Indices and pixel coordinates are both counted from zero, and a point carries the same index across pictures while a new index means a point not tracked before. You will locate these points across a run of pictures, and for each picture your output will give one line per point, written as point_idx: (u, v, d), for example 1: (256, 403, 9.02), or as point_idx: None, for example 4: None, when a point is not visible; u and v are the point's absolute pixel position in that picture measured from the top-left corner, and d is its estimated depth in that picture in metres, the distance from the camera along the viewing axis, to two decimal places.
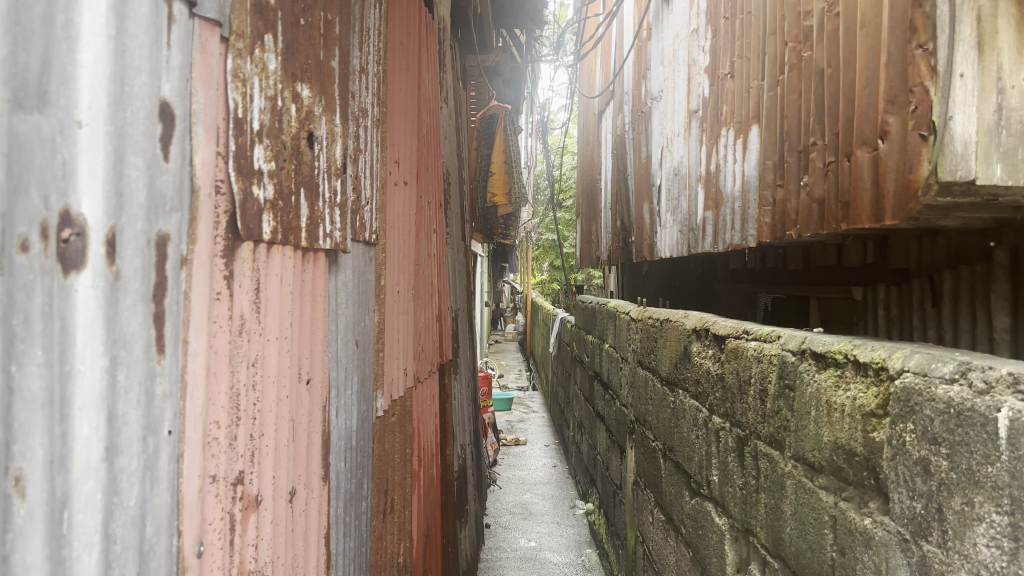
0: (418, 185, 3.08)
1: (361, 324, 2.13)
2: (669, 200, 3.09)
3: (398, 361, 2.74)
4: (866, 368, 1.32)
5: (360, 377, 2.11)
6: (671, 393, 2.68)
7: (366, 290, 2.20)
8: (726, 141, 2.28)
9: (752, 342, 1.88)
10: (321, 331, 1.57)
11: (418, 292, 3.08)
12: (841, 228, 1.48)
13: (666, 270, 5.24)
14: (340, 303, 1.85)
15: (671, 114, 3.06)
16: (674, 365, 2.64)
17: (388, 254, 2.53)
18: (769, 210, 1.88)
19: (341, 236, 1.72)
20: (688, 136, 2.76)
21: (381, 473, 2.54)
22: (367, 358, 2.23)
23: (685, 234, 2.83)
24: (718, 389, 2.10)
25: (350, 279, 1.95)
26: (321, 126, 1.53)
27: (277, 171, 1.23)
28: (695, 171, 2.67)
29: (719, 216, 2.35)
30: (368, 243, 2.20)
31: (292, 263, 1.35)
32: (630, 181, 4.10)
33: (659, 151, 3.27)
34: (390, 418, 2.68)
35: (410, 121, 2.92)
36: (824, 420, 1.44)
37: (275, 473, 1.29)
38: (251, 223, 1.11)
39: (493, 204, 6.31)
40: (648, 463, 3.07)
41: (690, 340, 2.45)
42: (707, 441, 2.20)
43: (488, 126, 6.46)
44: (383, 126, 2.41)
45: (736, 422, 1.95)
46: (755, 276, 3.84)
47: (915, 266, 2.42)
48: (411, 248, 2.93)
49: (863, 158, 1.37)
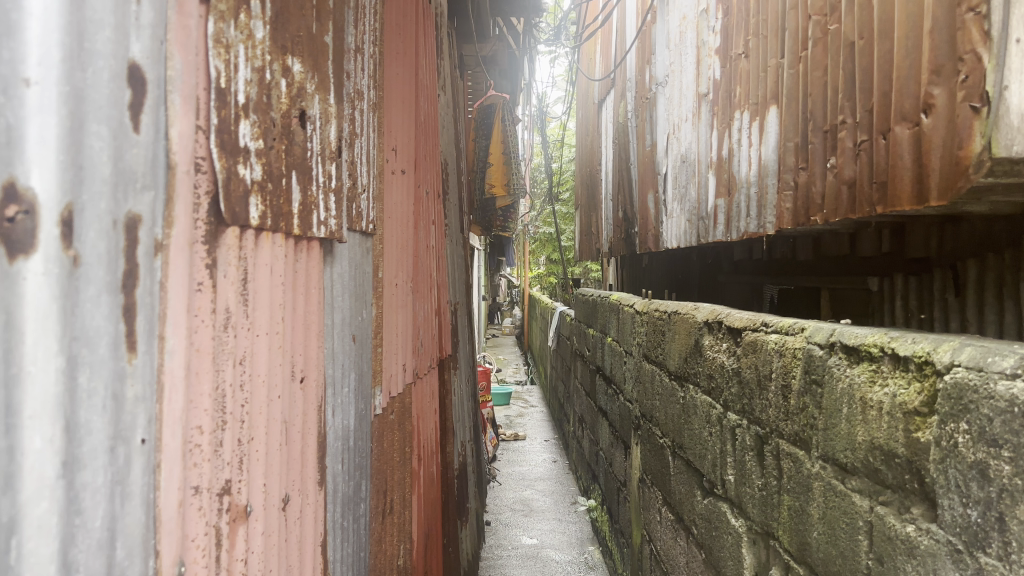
0: (416, 175, 2.98)
1: (358, 320, 2.02)
2: (676, 188, 2.99)
3: (396, 357, 2.64)
4: (908, 363, 1.21)
5: (357, 374, 2.00)
6: (680, 388, 2.58)
7: (363, 283, 2.09)
8: (741, 125, 2.18)
9: (772, 334, 1.78)
10: (315, 326, 1.46)
11: (417, 284, 2.97)
12: (876, 212, 1.38)
13: (668, 262, 5.14)
14: (336, 296, 1.74)
15: (678, 99, 2.95)
16: (684, 360, 2.53)
17: (386, 244, 2.42)
18: (790, 195, 1.77)
19: (337, 224, 1.61)
20: (698, 121, 2.66)
21: (380, 472, 2.44)
22: (365, 355, 2.12)
23: (693, 223, 2.72)
24: (733, 384, 2.00)
25: (346, 270, 1.84)
26: (315, 105, 1.42)
27: (266, 151, 1.12)
28: (704, 157, 2.56)
29: (732, 203, 2.25)
30: (365, 232, 2.09)
31: (283, 252, 1.24)
32: (633, 171, 3.99)
33: (665, 138, 3.17)
34: (389, 415, 2.57)
35: (408, 108, 2.81)
36: (858, 419, 1.34)
37: (266, 480, 1.19)
38: (237, 206, 1.00)
39: (491, 196, 6.20)
40: (655, 461, 2.97)
41: (701, 333, 2.35)
42: (721, 438, 2.10)
43: (486, 116, 6.33)
44: (380, 110, 2.30)
45: (754, 420, 1.85)
46: (762, 267, 3.75)
47: (935, 254, 2.33)
48: (409, 239, 2.83)
49: (903, 135, 1.27)
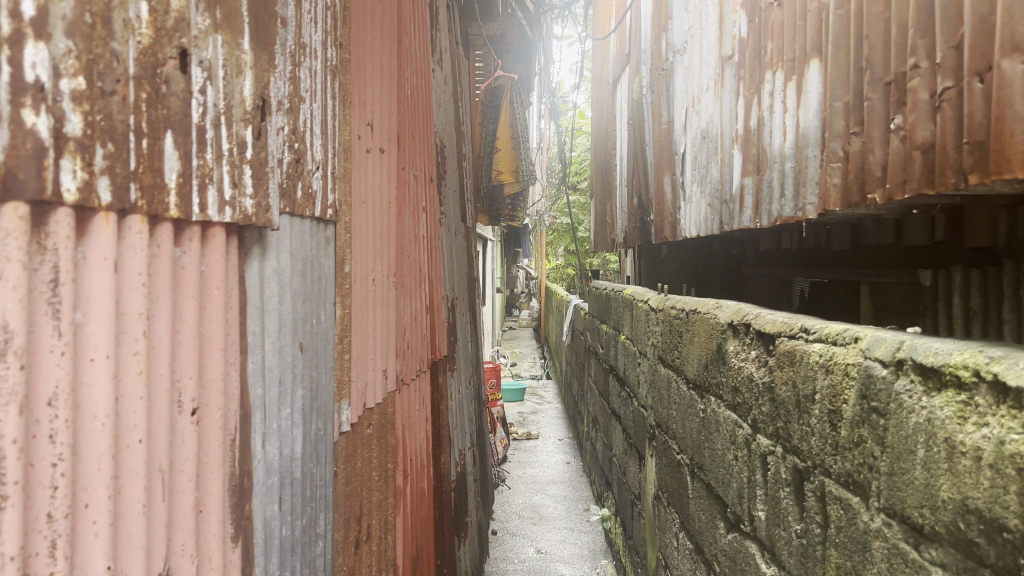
0: (400, 154, 2.63)
1: (311, 324, 1.67)
2: (695, 169, 2.62)
3: (374, 362, 2.30)
4: (1021, 398, 0.85)
5: (310, 391, 1.67)
6: (699, 400, 2.21)
7: (319, 279, 1.75)
8: (772, 88, 1.81)
9: (815, 344, 1.41)
10: (216, 339, 1.12)
11: (402, 279, 2.63)
12: (967, 182, 1.03)
13: (688, 254, 4.77)
14: (268, 296, 1.40)
15: (698, 67, 2.58)
16: (703, 367, 2.17)
17: (355, 231, 2.08)
18: (838, 168, 1.41)
19: (266, 207, 1.28)
20: (720, 90, 2.29)
21: (352, 498, 2.10)
22: (322, 366, 1.77)
23: (715, 208, 2.35)
24: (765, 402, 1.63)
25: (287, 263, 1.50)
26: (215, 48, 1.09)
27: (102, 97, 0.80)
28: (728, 130, 2.19)
29: (761, 181, 1.88)
30: (322, 217, 1.75)
31: (146, 242, 0.92)
32: (648, 153, 3.62)
33: (683, 113, 2.80)
34: (363, 429, 2.23)
35: (388, 77, 2.46)
36: (942, 469, 0.97)
37: (115, 559, 0.86)
38: (15, 167, 0.69)
39: (498, 183, 5.83)
40: (670, 479, 2.61)
41: (724, 337, 1.99)
42: (748, 466, 1.74)
43: (494, 98, 5.98)
44: (344, 75, 1.96)
45: (791, 449, 1.49)
46: (793, 259, 3.43)
47: (1004, 244, 1.97)
48: (392, 227, 2.49)
49: (1015, 73, 0.93)
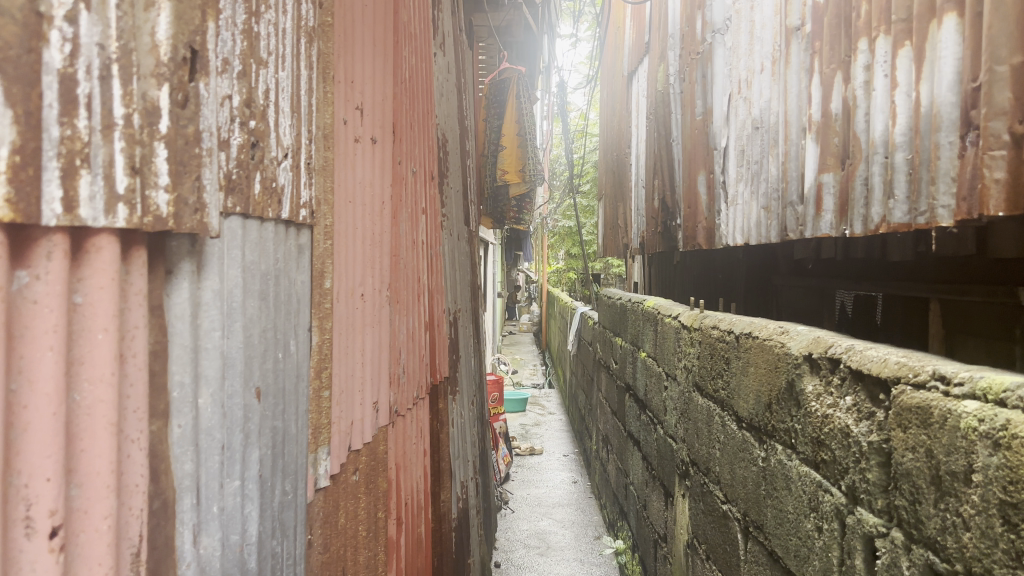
0: (396, 145, 2.24)
1: (275, 360, 1.27)
2: (743, 167, 2.23)
3: (362, 394, 1.90)
4: None
5: (273, 447, 1.27)
6: (758, 445, 1.82)
7: (289, 299, 1.35)
8: (871, 59, 1.43)
9: (964, 402, 1.02)
10: (102, 410, 0.73)
11: (398, 292, 2.23)
12: None
13: (703, 261, 4.40)
14: (207, 332, 1.01)
15: (747, 46, 2.20)
16: (764, 405, 1.78)
17: (339, 236, 1.68)
18: (1003, 158, 1.11)
19: (195, 207, 0.88)
20: (782, 69, 1.91)
21: (335, 566, 1.70)
22: (290, 412, 1.37)
23: (772, 211, 1.98)
24: (874, 468, 1.24)
25: (237, 283, 1.10)
26: None
27: None
28: (795, 117, 1.81)
29: (853, 177, 1.51)
30: (292, 220, 1.35)
31: None
32: (675, 149, 3.23)
33: (726, 101, 2.41)
34: (349, 477, 1.82)
35: (382, 53, 2.07)
36: None
37: None
38: None
39: (503, 184, 5.43)
40: (711, 530, 2.21)
41: (795, 372, 1.59)
42: (842, 546, 1.35)
43: (499, 92, 5.59)
44: (326, 42, 1.57)
45: (922, 541, 1.09)
46: (838, 270, 3.05)
47: None
48: (385, 232, 2.09)
49: None
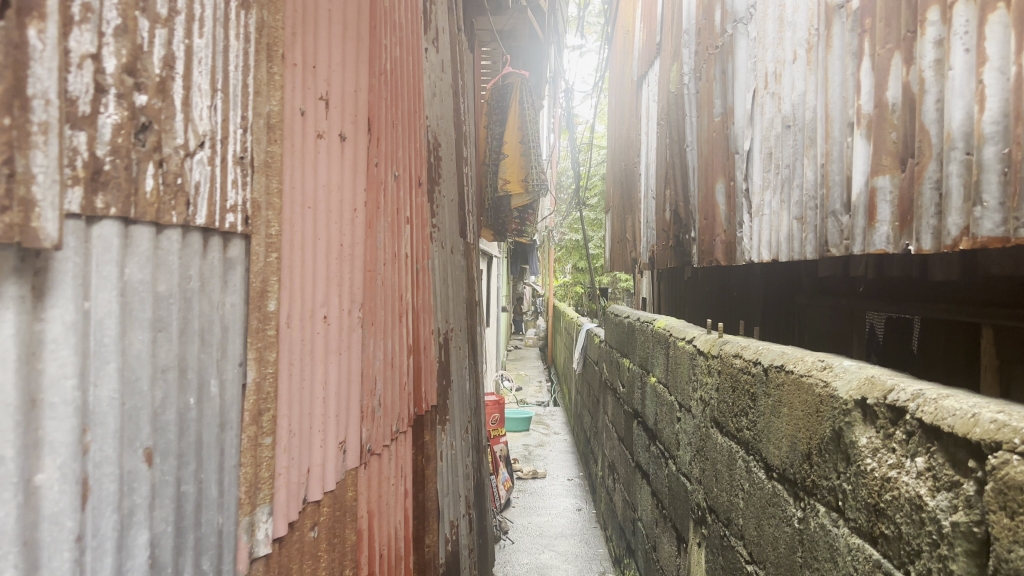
0: (373, 144, 1.96)
1: (182, 408, 0.98)
2: (772, 173, 1.94)
3: (323, 433, 1.61)
4: None
5: (177, 519, 0.98)
6: (794, 502, 1.52)
7: (207, 328, 1.06)
8: (948, 32, 1.19)
9: None
10: None
11: (372, 313, 1.94)
12: None
13: (717, 278, 4.10)
14: (49, 382, 0.74)
15: (776, 33, 1.91)
16: (802, 455, 1.48)
17: (289, 249, 1.40)
18: None
19: None
20: (822, 55, 1.62)
21: None
22: (211, 470, 1.08)
23: (809, 222, 1.70)
24: (959, 558, 0.95)
25: (112, 310, 0.82)
26: None
27: None
28: (841, 111, 1.54)
29: (920, 180, 1.28)
30: (214, 227, 1.07)
31: None
32: (690, 155, 2.95)
33: (750, 97, 2.13)
34: (305, 534, 1.52)
35: (355, 37, 1.79)
36: None
37: None
38: None
39: (506, 194, 5.15)
40: None
41: (844, 420, 1.30)
42: None
43: (502, 98, 5.32)
44: (271, 12, 1.29)
45: None
46: (871, 289, 2.74)
47: None
48: (356, 243, 1.81)
49: None
